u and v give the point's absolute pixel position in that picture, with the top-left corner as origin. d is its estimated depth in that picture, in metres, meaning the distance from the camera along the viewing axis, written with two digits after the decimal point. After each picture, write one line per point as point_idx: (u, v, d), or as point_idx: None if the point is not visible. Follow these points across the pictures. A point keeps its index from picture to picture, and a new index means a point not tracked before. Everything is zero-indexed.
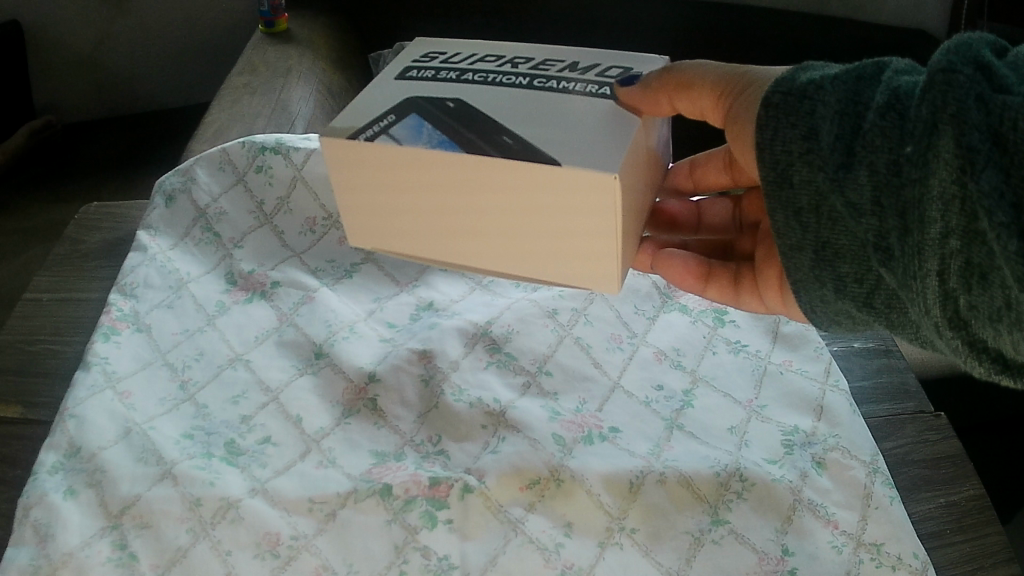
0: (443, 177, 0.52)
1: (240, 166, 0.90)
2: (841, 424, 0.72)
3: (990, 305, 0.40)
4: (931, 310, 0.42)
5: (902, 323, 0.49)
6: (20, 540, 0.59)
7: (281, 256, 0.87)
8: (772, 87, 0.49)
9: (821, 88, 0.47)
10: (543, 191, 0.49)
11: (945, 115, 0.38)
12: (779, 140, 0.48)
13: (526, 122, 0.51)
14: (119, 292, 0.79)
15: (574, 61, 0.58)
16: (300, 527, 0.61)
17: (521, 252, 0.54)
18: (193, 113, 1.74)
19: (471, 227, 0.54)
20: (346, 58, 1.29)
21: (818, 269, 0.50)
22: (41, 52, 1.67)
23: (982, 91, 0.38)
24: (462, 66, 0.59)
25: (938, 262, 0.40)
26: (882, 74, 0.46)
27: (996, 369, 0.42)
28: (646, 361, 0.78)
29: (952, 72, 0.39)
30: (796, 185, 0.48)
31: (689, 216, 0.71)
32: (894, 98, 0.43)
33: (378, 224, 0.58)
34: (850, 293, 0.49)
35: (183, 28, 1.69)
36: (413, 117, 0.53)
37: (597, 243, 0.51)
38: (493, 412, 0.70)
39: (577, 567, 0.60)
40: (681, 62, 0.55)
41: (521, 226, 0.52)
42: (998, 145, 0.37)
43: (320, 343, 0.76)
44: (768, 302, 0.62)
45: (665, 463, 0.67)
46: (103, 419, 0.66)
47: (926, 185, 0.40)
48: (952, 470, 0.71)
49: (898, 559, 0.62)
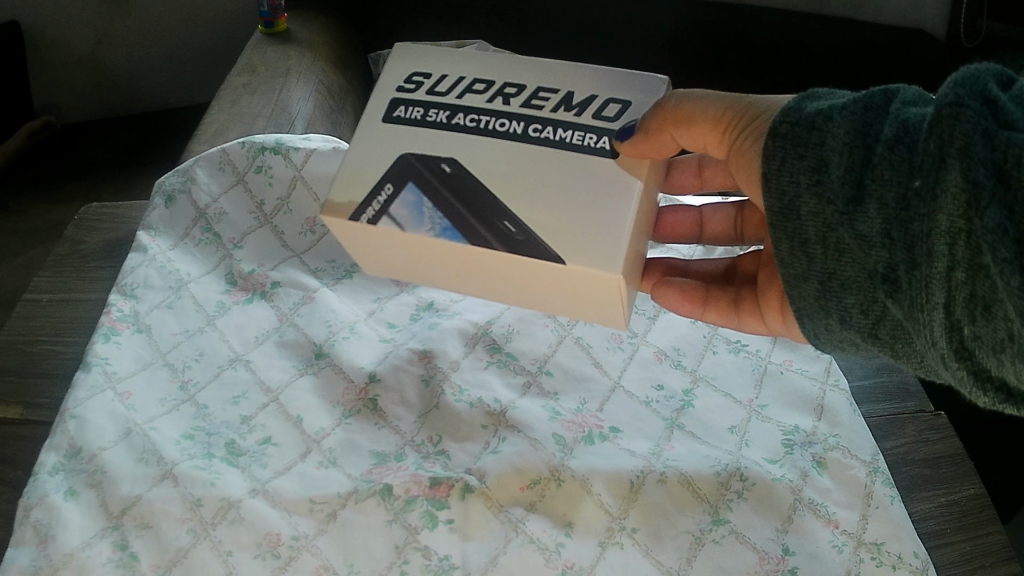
0: (448, 253, 0.54)
1: (240, 166, 0.90)
2: (841, 424, 0.72)
3: (994, 336, 0.40)
4: (937, 342, 0.42)
5: (907, 353, 0.49)
6: (20, 540, 0.59)
7: (281, 256, 0.87)
8: (780, 116, 0.49)
9: (829, 119, 0.46)
10: (545, 272, 0.52)
11: (953, 149, 0.38)
12: (786, 170, 0.48)
13: (526, 199, 0.52)
14: (119, 292, 0.79)
15: (569, 92, 0.56)
16: (301, 527, 0.61)
17: (532, 299, 0.58)
18: (193, 113, 1.74)
19: (479, 281, 0.58)
20: (345, 58, 1.30)
21: (823, 299, 0.50)
22: (40, 52, 1.66)
23: (989, 127, 0.38)
24: (451, 101, 0.56)
25: (945, 294, 0.40)
26: (890, 104, 0.45)
27: (1000, 399, 0.43)
28: (646, 361, 0.78)
29: (959, 105, 0.39)
30: (803, 217, 0.48)
31: (692, 223, 0.71)
32: (902, 130, 0.43)
33: (388, 264, 0.61)
34: (855, 323, 0.50)
35: (183, 29, 1.69)
36: (411, 189, 0.54)
37: (599, 307, 0.55)
38: (493, 412, 0.70)
39: (577, 567, 0.60)
40: (676, 96, 0.53)
41: (526, 287, 0.56)
42: (1003, 182, 0.37)
43: (320, 343, 0.76)
44: (770, 324, 0.62)
45: (665, 463, 0.67)
46: (103, 419, 0.66)
47: (934, 219, 0.39)
48: (952, 469, 0.71)
49: (898, 558, 0.63)
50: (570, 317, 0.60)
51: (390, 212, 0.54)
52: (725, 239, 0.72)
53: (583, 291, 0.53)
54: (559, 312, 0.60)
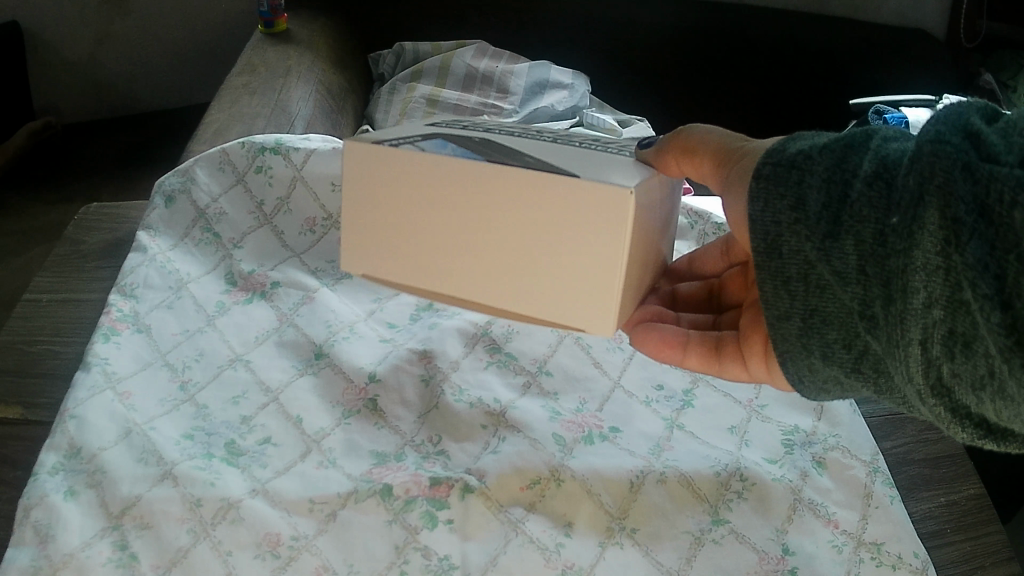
0: (456, 189, 0.52)
1: (240, 166, 0.90)
2: (841, 424, 0.73)
3: (974, 373, 0.37)
4: (913, 377, 0.39)
5: (890, 388, 0.45)
6: (20, 541, 0.58)
7: (282, 256, 0.87)
8: (762, 158, 0.46)
9: (809, 157, 0.44)
10: (556, 201, 0.49)
11: (933, 186, 0.36)
12: (769, 210, 0.45)
13: (552, 155, 0.53)
14: (119, 292, 0.79)
15: (595, 138, 0.63)
16: (300, 527, 0.60)
17: (521, 288, 0.53)
18: (193, 114, 1.74)
19: (479, 251, 0.53)
20: (346, 60, 1.30)
21: (806, 336, 0.46)
22: (39, 52, 1.65)
23: (970, 160, 0.36)
24: (488, 127, 0.63)
25: (922, 331, 0.37)
26: (870, 140, 0.43)
27: (980, 435, 0.40)
28: (646, 361, 0.78)
29: (940, 142, 0.37)
30: (785, 255, 0.44)
31: (664, 293, 0.64)
32: (882, 167, 0.41)
33: (378, 244, 0.56)
34: (837, 359, 0.45)
35: (184, 30, 1.70)
36: (439, 139, 0.56)
37: (605, 269, 0.50)
38: (493, 412, 0.70)
39: (577, 567, 0.60)
40: (699, 126, 0.54)
41: (527, 247, 0.51)
42: (985, 218, 0.35)
43: (320, 343, 0.76)
44: (752, 370, 0.54)
45: (665, 463, 0.67)
46: (103, 420, 0.66)
47: (910, 255, 0.37)
48: (951, 469, 0.71)
49: (898, 559, 0.63)
50: (561, 318, 0.52)
51: (418, 145, 0.55)
52: (700, 305, 0.63)
53: (593, 230, 0.49)
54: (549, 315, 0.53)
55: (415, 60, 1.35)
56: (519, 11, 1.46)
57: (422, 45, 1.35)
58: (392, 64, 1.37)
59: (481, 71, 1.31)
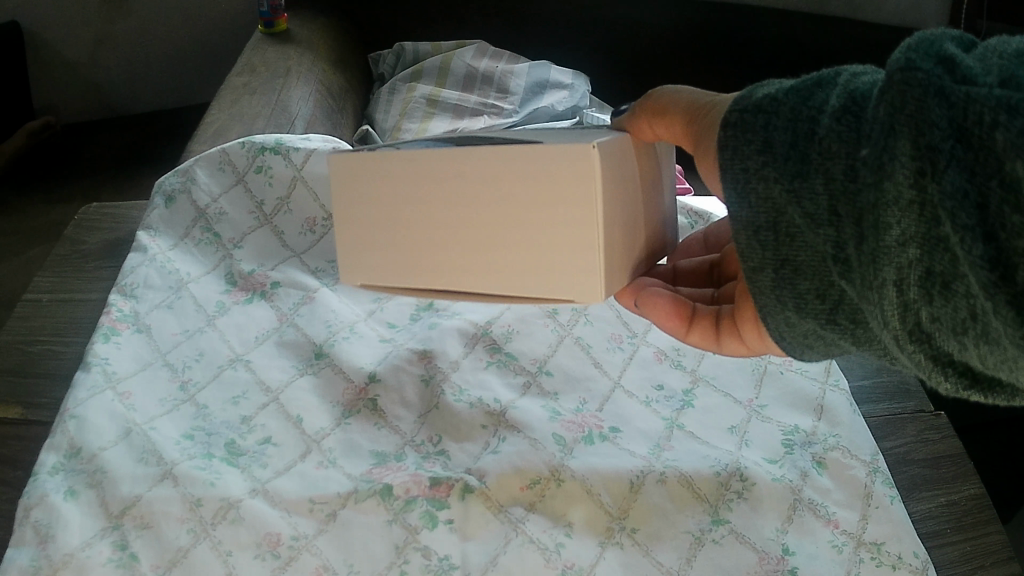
0: (429, 173, 0.52)
1: (240, 167, 0.90)
2: (841, 424, 0.73)
3: (954, 317, 0.34)
4: (889, 322, 0.35)
5: (868, 339, 0.42)
6: (20, 541, 0.58)
7: (282, 256, 0.87)
8: (729, 107, 0.43)
9: (775, 100, 0.40)
10: (530, 163, 0.48)
11: (905, 116, 0.33)
12: (737, 158, 0.41)
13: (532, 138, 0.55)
14: (119, 292, 0.79)
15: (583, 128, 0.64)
16: (301, 527, 0.60)
17: (509, 258, 0.52)
18: (194, 115, 1.74)
19: (463, 227, 0.52)
20: (347, 62, 1.30)
21: (779, 289, 0.42)
22: (39, 53, 1.65)
23: (943, 84, 0.32)
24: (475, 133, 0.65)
25: (896, 271, 0.34)
26: (839, 77, 0.40)
27: (963, 385, 0.36)
28: (646, 361, 0.79)
29: (911, 69, 0.33)
30: (754, 203, 0.41)
31: (663, 271, 0.61)
32: (850, 100, 0.37)
33: (367, 241, 0.57)
34: (812, 310, 0.42)
35: (185, 31, 1.70)
36: (420, 143, 0.58)
37: (585, 230, 0.49)
38: (493, 412, 0.70)
39: (577, 568, 0.60)
40: (669, 87, 0.52)
41: (508, 215, 0.51)
42: (963, 143, 0.31)
43: (320, 343, 0.76)
44: (748, 340, 0.49)
45: (665, 463, 0.67)
46: (103, 419, 0.66)
47: (882, 189, 0.34)
48: (951, 469, 0.71)
49: (898, 559, 0.63)
50: (548, 288, 0.51)
51: (396, 146, 0.56)
52: (702, 280, 0.60)
53: (568, 192, 0.48)
54: (539, 285, 0.51)
55: (415, 60, 1.35)
56: (520, 11, 1.46)
57: (422, 45, 1.36)
58: (392, 64, 1.37)
59: (481, 72, 1.31)
